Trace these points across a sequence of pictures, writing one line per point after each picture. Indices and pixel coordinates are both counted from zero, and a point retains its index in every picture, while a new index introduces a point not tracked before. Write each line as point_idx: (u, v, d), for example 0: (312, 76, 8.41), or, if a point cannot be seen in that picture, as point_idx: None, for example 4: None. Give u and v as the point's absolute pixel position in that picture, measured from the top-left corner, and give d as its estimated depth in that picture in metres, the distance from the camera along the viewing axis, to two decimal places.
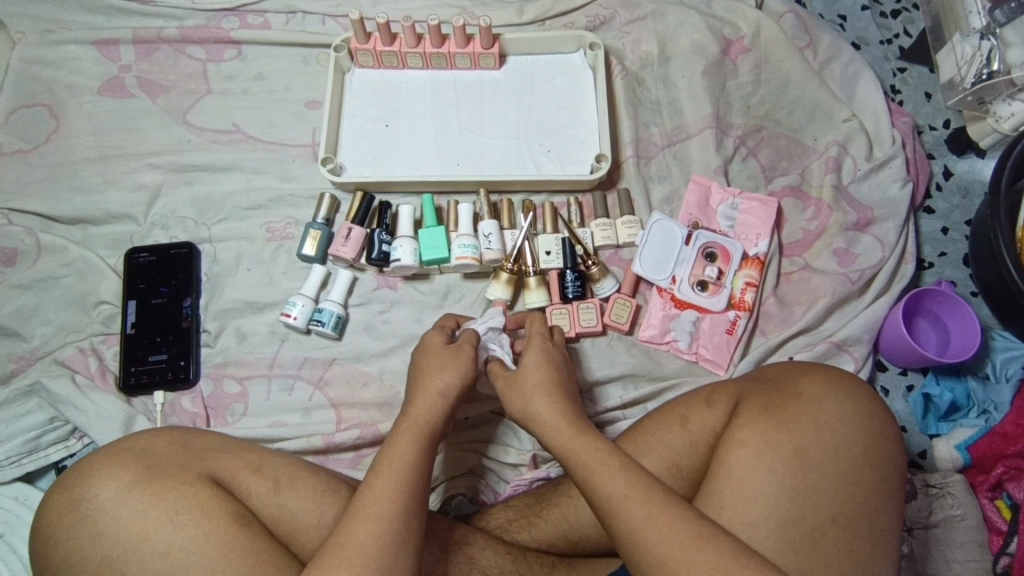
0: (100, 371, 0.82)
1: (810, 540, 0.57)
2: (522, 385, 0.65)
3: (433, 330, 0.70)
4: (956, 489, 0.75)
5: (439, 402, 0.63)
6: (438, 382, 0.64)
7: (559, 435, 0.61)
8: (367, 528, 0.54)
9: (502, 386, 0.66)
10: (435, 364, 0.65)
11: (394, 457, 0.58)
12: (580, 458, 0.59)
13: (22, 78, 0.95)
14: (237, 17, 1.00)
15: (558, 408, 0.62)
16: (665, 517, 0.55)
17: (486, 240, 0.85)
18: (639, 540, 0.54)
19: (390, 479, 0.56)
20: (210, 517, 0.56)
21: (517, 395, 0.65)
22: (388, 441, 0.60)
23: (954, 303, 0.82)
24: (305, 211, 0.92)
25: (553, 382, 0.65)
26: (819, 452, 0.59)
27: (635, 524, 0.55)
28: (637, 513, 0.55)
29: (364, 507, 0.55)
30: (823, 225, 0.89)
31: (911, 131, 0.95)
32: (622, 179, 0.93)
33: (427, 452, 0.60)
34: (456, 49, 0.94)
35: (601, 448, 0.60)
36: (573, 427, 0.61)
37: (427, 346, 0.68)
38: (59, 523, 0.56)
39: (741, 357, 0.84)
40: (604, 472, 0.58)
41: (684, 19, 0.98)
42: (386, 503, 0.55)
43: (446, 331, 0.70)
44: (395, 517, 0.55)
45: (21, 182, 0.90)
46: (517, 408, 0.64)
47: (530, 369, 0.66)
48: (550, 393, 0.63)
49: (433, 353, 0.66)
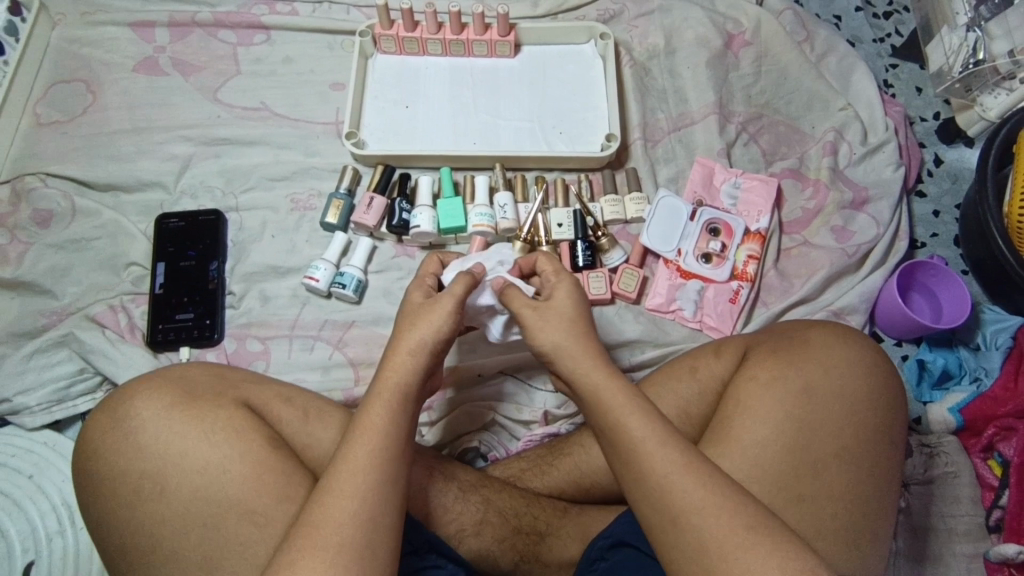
0: (129, 327, 0.86)
1: (814, 470, 0.61)
2: (557, 319, 0.63)
3: (413, 286, 0.67)
4: (949, 448, 0.80)
5: (423, 341, 0.61)
6: (410, 340, 0.61)
7: (587, 380, 0.61)
8: (358, 467, 0.54)
9: (530, 315, 0.64)
10: (412, 318, 0.62)
11: (367, 429, 0.56)
12: (610, 405, 0.59)
13: (62, 56, 1.00)
14: (267, 5, 1.06)
15: (587, 355, 0.62)
16: (698, 465, 0.54)
17: (501, 210, 0.89)
18: (672, 488, 0.53)
19: (364, 455, 0.54)
20: (246, 438, 0.59)
21: (546, 329, 0.63)
22: (363, 406, 0.58)
23: (946, 275, 0.87)
24: (327, 183, 0.95)
25: (583, 326, 0.64)
26: (824, 392, 0.63)
27: (670, 470, 0.54)
28: (671, 459, 0.55)
29: (338, 482, 0.53)
30: (820, 204, 0.94)
31: (903, 120, 1.00)
32: (630, 160, 0.98)
33: (399, 425, 0.57)
34: (475, 36, 1.00)
35: (630, 397, 0.59)
36: (600, 373, 0.61)
37: (405, 305, 0.65)
38: (103, 439, 0.59)
39: (743, 324, 0.88)
40: (635, 419, 0.57)
41: (690, 14, 1.04)
42: (359, 482, 0.53)
43: (428, 285, 0.67)
44: (372, 492, 0.53)
45: (60, 151, 0.94)
46: (548, 342, 0.63)
47: (563, 305, 0.65)
48: (582, 337, 0.63)
49: (413, 307, 0.64)
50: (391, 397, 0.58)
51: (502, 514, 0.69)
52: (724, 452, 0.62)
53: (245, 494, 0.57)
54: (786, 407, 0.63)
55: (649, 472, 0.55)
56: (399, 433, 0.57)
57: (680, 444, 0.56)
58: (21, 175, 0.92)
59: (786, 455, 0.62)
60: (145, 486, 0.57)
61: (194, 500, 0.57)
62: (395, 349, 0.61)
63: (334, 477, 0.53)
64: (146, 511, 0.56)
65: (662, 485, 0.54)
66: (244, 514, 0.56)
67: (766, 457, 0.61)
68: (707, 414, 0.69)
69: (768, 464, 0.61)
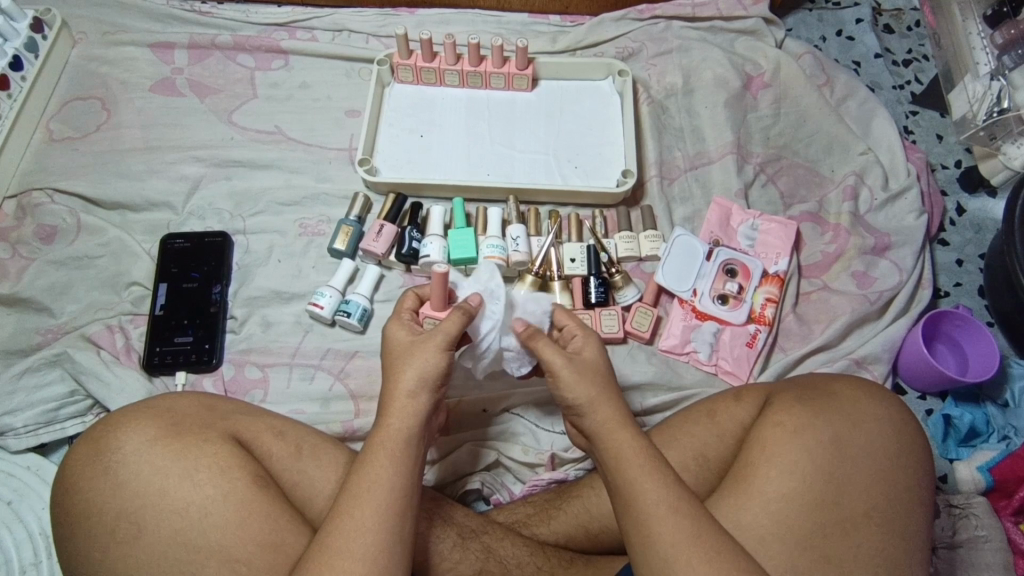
0: (125, 348, 0.83)
1: (840, 530, 0.57)
2: (590, 373, 0.60)
3: (393, 322, 0.62)
4: (979, 510, 0.76)
5: (412, 385, 0.57)
6: (404, 384, 0.57)
7: (610, 436, 0.57)
8: (360, 517, 0.51)
9: (562, 363, 0.60)
10: (405, 359, 0.58)
11: (369, 486, 0.53)
12: (627, 462, 0.55)
13: (81, 73, 1.00)
14: (288, 32, 1.06)
15: (613, 412, 0.58)
16: (709, 537, 0.52)
17: (514, 243, 0.86)
18: (676, 559, 0.51)
19: (372, 512, 0.51)
20: (231, 477, 0.56)
21: (579, 383, 0.59)
22: (363, 459, 0.55)
23: (971, 326, 0.84)
24: (337, 209, 0.94)
25: (610, 383, 0.60)
26: (853, 446, 0.60)
27: (677, 539, 0.51)
28: (682, 528, 0.52)
29: (339, 542, 0.50)
30: (841, 248, 0.92)
31: (925, 166, 0.99)
32: (646, 197, 0.96)
33: (403, 479, 0.54)
34: (493, 69, 0.99)
35: (647, 458, 0.55)
36: (622, 430, 0.57)
37: (387, 341, 0.61)
38: (82, 472, 0.56)
39: (761, 370, 0.85)
40: (650, 481, 0.54)
41: (708, 55, 1.04)
42: (360, 545, 0.50)
43: (406, 322, 0.63)
44: (372, 551, 0.50)
45: (69, 167, 0.93)
46: (578, 396, 0.59)
47: (593, 362, 0.61)
48: (610, 392, 0.59)
49: (400, 347, 0.60)
50: (399, 448, 0.55)
51: (503, 562, 0.64)
52: (744, 503, 0.58)
53: (227, 540, 0.53)
54: (809, 458, 0.59)
55: (658, 537, 0.52)
56: (403, 487, 0.53)
57: (693, 512, 0.53)
58: (28, 189, 0.92)
59: (808, 513, 0.58)
60: (121, 528, 0.53)
61: (172, 544, 0.53)
62: (389, 396, 0.57)
63: (335, 537, 0.51)
64: (121, 554, 0.53)
65: (666, 554, 0.51)
66: (226, 562, 0.53)
67: (788, 512, 0.58)
68: (726, 460, 0.65)
69: (788, 522, 0.57)
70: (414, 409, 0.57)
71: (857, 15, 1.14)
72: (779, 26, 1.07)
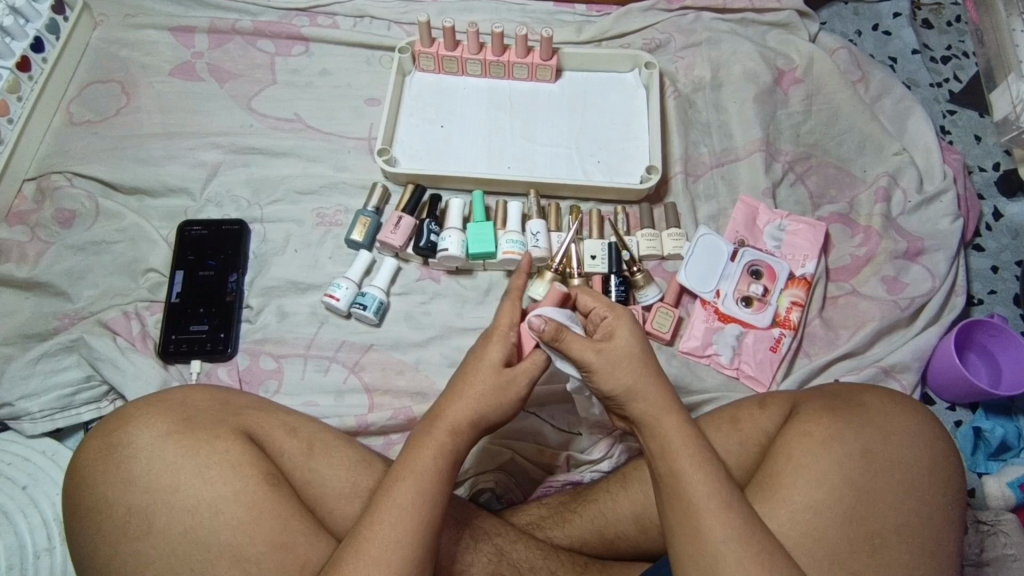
0: (141, 336, 0.82)
1: (870, 546, 0.55)
2: (626, 362, 0.57)
3: (491, 341, 0.60)
4: (1008, 528, 0.73)
5: (474, 407, 0.57)
6: (464, 414, 0.57)
7: (659, 424, 0.56)
8: (395, 517, 0.51)
9: (593, 360, 0.58)
10: (476, 384, 0.58)
11: (408, 490, 0.52)
12: (670, 456, 0.54)
13: (102, 56, 1.00)
14: (309, 17, 1.04)
15: (658, 400, 0.57)
16: (757, 537, 0.51)
17: (533, 238, 0.84)
18: (724, 558, 0.50)
19: (401, 513, 0.51)
20: (241, 475, 0.55)
21: (615, 374, 0.57)
22: (400, 465, 0.54)
23: (1007, 337, 0.82)
24: (355, 199, 0.92)
25: (652, 368, 0.58)
26: (891, 458, 0.58)
27: (728, 536, 0.50)
28: (731, 525, 0.51)
29: (374, 543, 0.50)
30: (871, 251, 0.89)
31: (963, 169, 0.95)
32: (669, 195, 0.94)
33: (428, 487, 0.53)
34: (516, 59, 0.97)
35: (695, 450, 0.54)
36: (668, 417, 0.56)
37: (480, 361, 0.59)
38: (93, 466, 0.56)
39: (784, 376, 0.83)
40: (699, 474, 0.53)
41: (739, 48, 1.01)
42: (393, 548, 0.50)
43: (507, 341, 0.60)
44: (402, 552, 0.50)
45: (88, 150, 0.93)
46: (617, 385, 0.57)
47: (628, 347, 0.58)
48: (653, 381, 0.57)
49: (477, 366, 0.59)
50: (437, 458, 0.54)
51: (515, 566, 0.62)
52: (778, 509, 0.57)
53: (238, 539, 0.53)
54: (843, 468, 0.57)
55: (706, 533, 0.51)
56: (428, 491, 0.53)
57: (741, 511, 0.52)
58: (47, 172, 0.91)
59: (836, 527, 0.56)
60: (131, 524, 0.53)
61: (182, 542, 0.52)
62: (444, 409, 0.57)
63: (367, 538, 0.50)
64: (131, 549, 0.52)
65: (715, 549, 0.50)
66: (236, 561, 0.52)
67: (820, 523, 0.56)
68: (750, 468, 0.64)
69: (816, 535, 0.56)
70: (457, 424, 0.56)
71: (895, 9, 1.10)
72: (813, 19, 1.04)
